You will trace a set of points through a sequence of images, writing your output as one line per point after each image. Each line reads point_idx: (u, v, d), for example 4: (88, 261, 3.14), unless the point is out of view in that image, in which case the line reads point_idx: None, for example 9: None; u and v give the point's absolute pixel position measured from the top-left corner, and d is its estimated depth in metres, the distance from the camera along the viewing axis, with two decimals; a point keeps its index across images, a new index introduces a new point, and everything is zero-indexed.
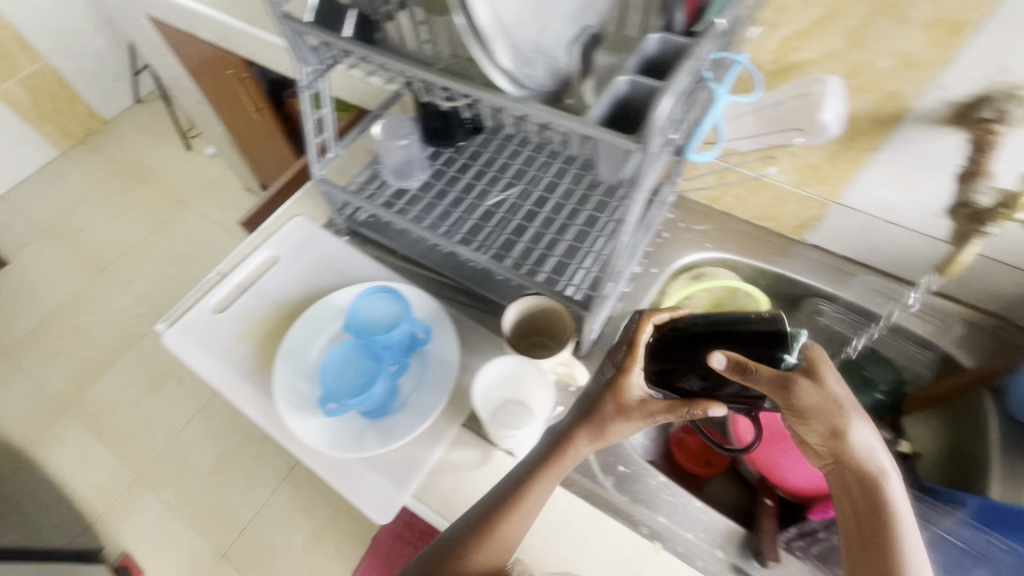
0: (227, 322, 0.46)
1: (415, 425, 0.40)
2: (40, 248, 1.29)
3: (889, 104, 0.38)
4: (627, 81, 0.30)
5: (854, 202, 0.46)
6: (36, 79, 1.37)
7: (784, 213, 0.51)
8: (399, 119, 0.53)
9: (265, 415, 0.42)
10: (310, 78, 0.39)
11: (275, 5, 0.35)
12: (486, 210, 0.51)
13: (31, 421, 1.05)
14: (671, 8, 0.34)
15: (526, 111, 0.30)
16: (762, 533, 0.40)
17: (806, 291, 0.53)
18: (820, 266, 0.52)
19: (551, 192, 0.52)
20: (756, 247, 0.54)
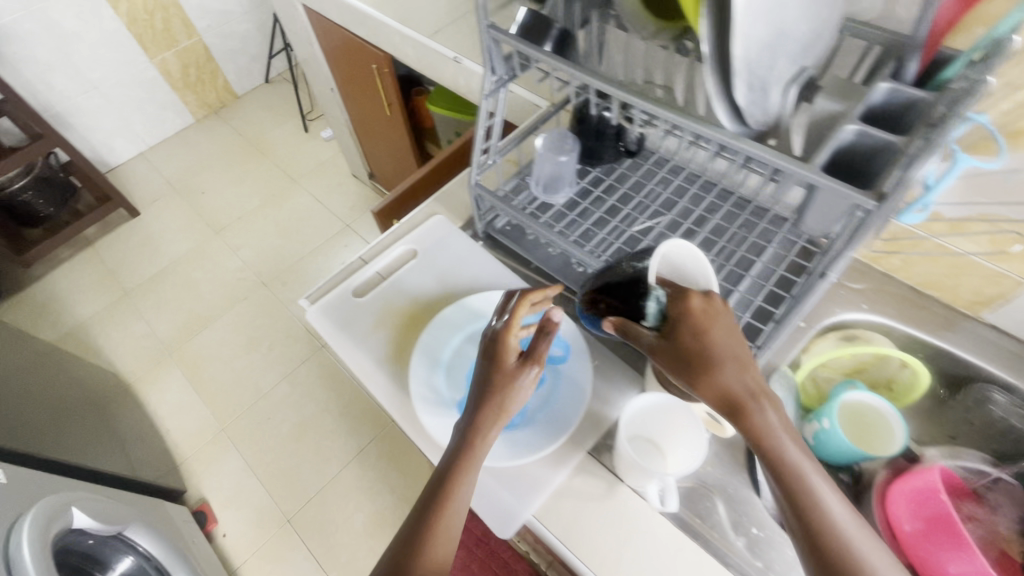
0: (366, 308, 0.48)
1: (542, 445, 0.39)
2: (167, 204, 1.42)
3: None
4: (855, 130, 0.27)
5: None
6: (188, 52, 1.51)
7: (961, 285, 0.44)
8: (560, 134, 0.49)
9: (395, 406, 0.42)
10: (493, 87, 0.40)
11: (485, 16, 0.35)
12: (632, 236, 0.47)
13: (139, 361, 1.15)
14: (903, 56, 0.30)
15: (741, 149, 0.29)
16: None
17: (975, 372, 0.44)
18: (996, 348, 0.44)
19: (704, 227, 0.47)
20: (918, 316, 0.47)
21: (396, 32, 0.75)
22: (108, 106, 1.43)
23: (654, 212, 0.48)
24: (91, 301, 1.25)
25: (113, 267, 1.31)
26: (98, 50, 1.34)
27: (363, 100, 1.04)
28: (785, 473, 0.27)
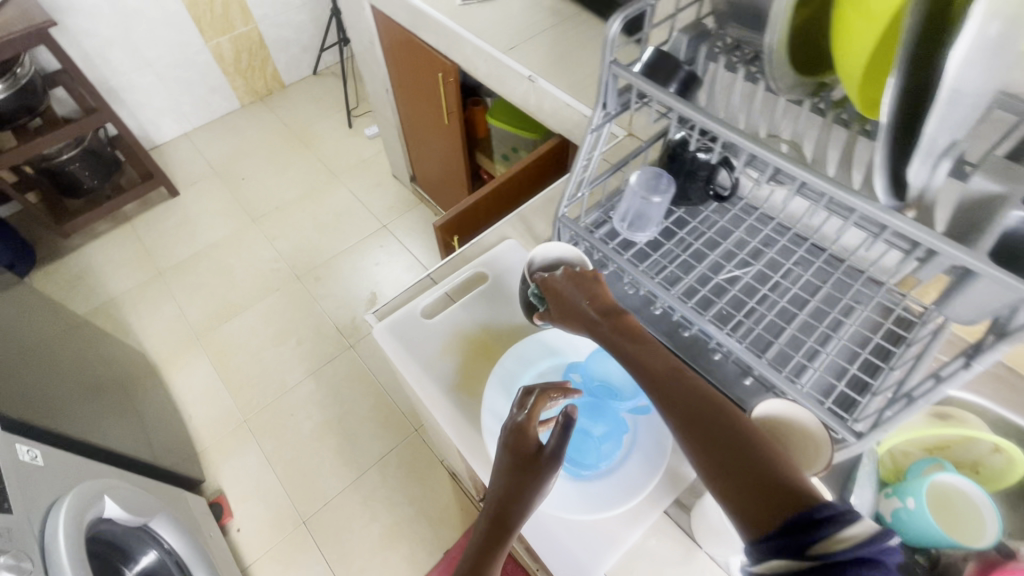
0: (435, 330, 0.46)
1: (620, 502, 0.36)
2: (208, 187, 1.42)
3: None
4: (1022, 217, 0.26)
5: None
6: (243, 38, 1.51)
7: None
8: (654, 174, 0.47)
9: (462, 439, 0.41)
10: (602, 121, 0.38)
11: (611, 50, 0.34)
12: (718, 283, 0.45)
13: (168, 342, 1.14)
14: None
15: (892, 224, 0.27)
16: None
17: None
18: None
19: (791, 282, 0.45)
20: (1010, 398, 0.46)
21: (471, 44, 0.75)
22: (160, 85, 1.44)
23: (740, 260, 0.46)
24: (124, 277, 1.25)
25: (149, 245, 1.31)
26: (157, 29, 1.35)
27: (419, 105, 1.04)
28: (669, 393, 0.28)
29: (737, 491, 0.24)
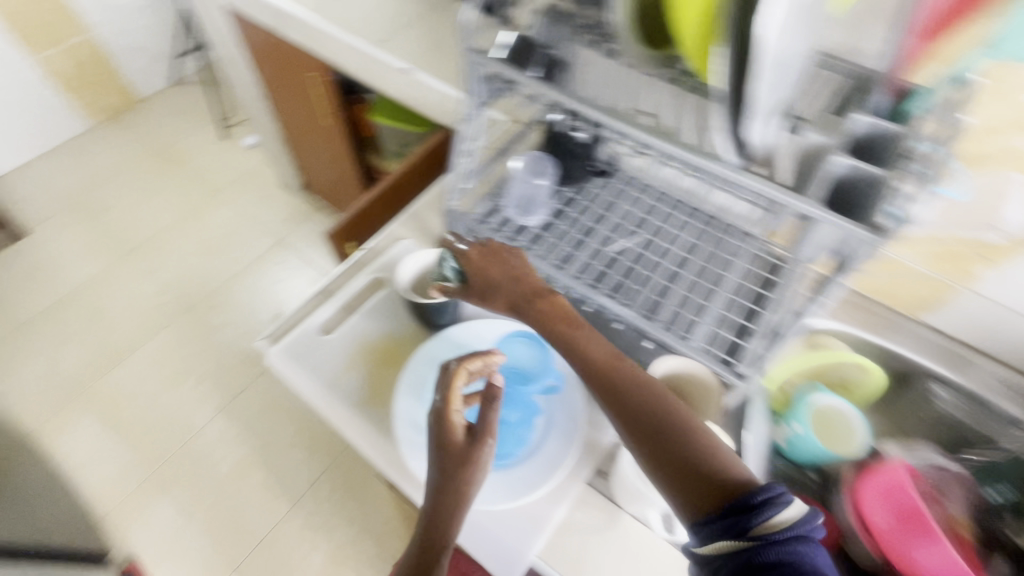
0: (335, 345, 0.44)
1: (541, 481, 0.37)
2: (63, 223, 1.25)
3: None
4: (846, 164, 0.28)
5: (987, 291, 0.44)
6: (78, 50, 1.33)
7: (904, 291, 0.49)
8: (539, 157, 0.49)
9: (379, 451, 0.40)
10: (474, 109, 0.39)
11: (467, 37, 0.35)
12: (610, 258, 0.46)
13: (41, 405, 1.00)
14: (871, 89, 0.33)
15: (741, 182, 0.30)
16: None
17: (917, 369, 0.48)
18: (935, 347, 0.49)
19: (676, 246, 0.48)
20: (868, 321, 0.51)
21: (337, 40, 0.71)
22: None
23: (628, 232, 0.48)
24: None
25: None
26: None
27: (295, 109, 0.98)
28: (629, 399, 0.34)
29: (680, 480, 0.31)
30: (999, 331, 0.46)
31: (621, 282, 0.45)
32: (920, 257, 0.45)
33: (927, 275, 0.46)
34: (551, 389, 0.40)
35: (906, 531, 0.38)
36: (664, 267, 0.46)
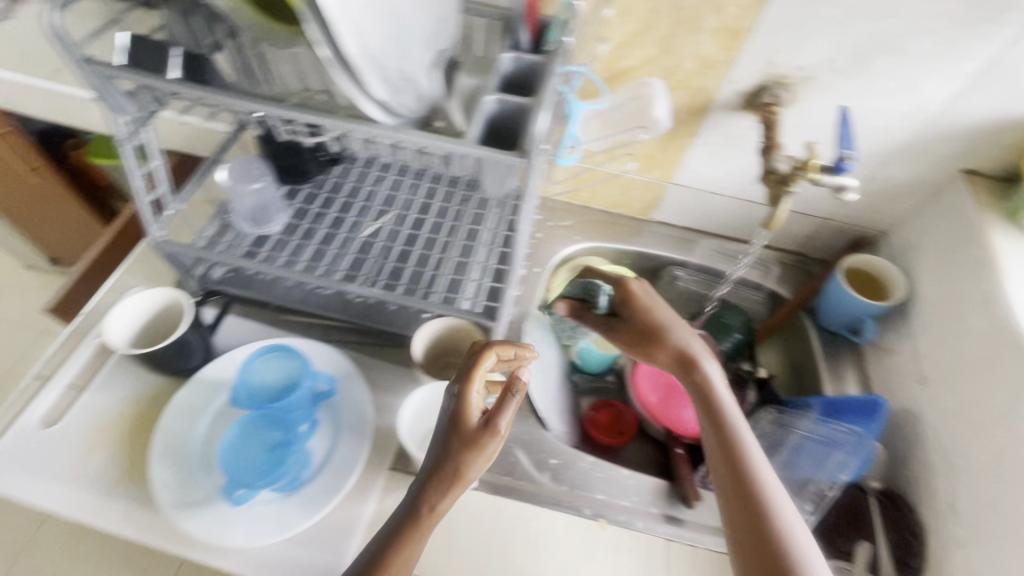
0: (75, 433, 0.45)
1: (325, 488, 0.43)
2: None
3: (697, 98, 0.54)
4: (495, 101, 0.34)
5: (685, 179, 0.64)
6: None
7: (631, 199, 0.68)
8: (246, 160, 0.49)
9: (144, 530, 0.41)
10: (128, 129, 0.37)
11: (70, 49, 0.31)
12: (362, 242, 0.50)
13: None
14: (515, 27, 0.39)
15: (402, 138, 0.33)
16: (682, 478, 0.52)
17: (664, 262, 0.69)
18: (668, 239, 0.69)
19: (424, 212, 0.53)
20: (613, 233, 0.70)
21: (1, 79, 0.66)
22: None
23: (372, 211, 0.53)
24: None
25: None
26: None
27: None
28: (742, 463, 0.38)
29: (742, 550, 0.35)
30: (698, 208, 0.67)
31: (374, 263, 0.49)
32: (636, 165, 0.63)
33: (645, 180, 0.65)
34: (317, 394, 0.46)
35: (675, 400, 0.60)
36: (412, 239, 0.51)
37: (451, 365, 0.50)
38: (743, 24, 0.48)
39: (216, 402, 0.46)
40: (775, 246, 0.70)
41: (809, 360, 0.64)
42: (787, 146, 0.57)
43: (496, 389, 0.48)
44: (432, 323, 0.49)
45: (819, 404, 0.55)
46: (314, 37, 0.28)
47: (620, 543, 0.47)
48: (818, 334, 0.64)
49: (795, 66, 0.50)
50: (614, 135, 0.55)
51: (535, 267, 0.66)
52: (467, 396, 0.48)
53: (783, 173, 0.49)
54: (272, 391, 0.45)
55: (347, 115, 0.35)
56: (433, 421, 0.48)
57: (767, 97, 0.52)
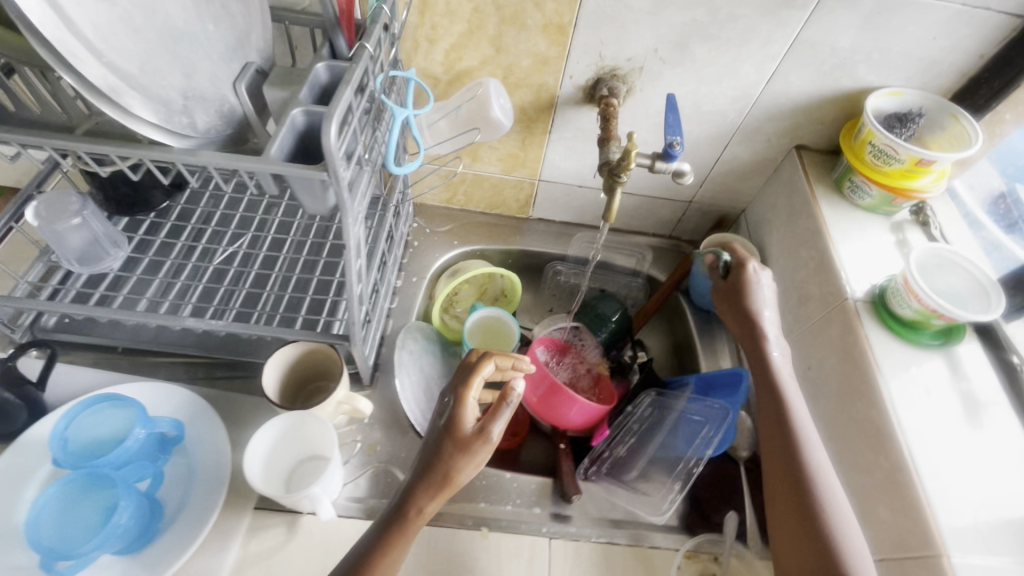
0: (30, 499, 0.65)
1: (184, 525, 0.66)
2: None
3: (539, 92, 0.82)
4: (301, 114, 0.57)
5: (563, 175, 0.97)
6: None
7: (507, 197, 1.04)
8: (67, 201, 0.75)
9: (147, 558, 0.64)
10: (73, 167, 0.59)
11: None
12: (207, 288, 0.82)
13: None
14: (336, 37, 0.66)
15: (276, 168, 0.54)
16: (566, 476, 0.78)
17: (547, 258, 1.07)
18: (548, 235, 1.08)
19: (249, 266, 0.86)
20: (490, 237, 1.06)
21: None
22: None
23: (220, 276, 0.85)
24: None
25: None
26: None
27: None
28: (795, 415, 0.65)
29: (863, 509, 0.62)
30: (568, 199, 1.03)
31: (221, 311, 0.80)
32: (496, 163, 0.96)
33: (486, 249, 1.06)
34: (136, 445, 0.63)
35: (560, 397, 0.81)
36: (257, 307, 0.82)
37: (312, 389, 0.77)
38: (671, 71, 0.77)
39: (41, 473, 0.67)
40: (658, 233, 1.09)
41: (686, 341, 1.01)
42: (621, 129, 0.85)
43: (352, 405, 0.73)
44: (277, 363, 0.72)
45: (695, 381, 0.87)
46: (63, 73, 0.45)
47: (499, 546, 0.72)
48: (696, 320, 1.00)
49: (624, 63, 0.76)
50: (452, 136, 0.79)
51: (412, 276, 0.99)
52: (311, 425, 0.69)
53: (612, 165, 0.70)
54: (103, 446, 0.63)
55: (126, 144, 0.52)
56: (286, 453, 0.70)
57: (604, 86, 0.79)
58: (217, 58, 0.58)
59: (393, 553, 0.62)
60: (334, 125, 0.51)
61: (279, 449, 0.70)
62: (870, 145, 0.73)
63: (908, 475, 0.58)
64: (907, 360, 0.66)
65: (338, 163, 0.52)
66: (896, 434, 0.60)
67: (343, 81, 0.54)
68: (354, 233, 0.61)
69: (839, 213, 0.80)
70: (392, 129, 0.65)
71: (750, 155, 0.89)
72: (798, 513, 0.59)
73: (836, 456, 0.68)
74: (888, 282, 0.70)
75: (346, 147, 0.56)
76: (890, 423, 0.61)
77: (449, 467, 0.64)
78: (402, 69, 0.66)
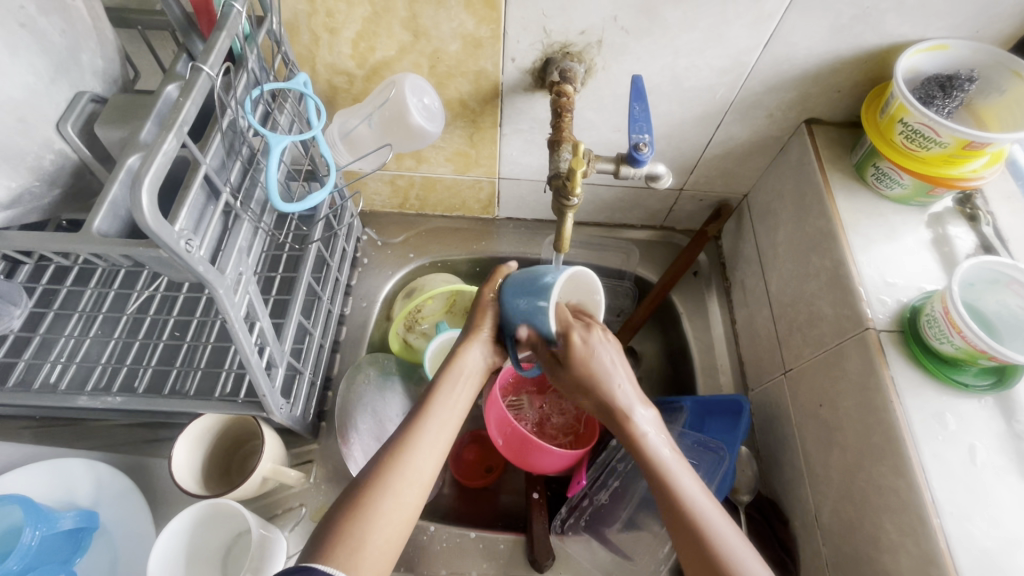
0: None
1: None
2: None
3: (478, 79, 0.66)
4: (136, 160, 0.43)
5: (527, 173, 0.82)
6: None
7: (467, 198, 0.89)
8: None
9: None
10: None
11: None
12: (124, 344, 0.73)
13: None
14: (189, 42, 0.51)
15: (101, 247, 0.42)
16: (536, 536, 0.68)
17: (519, 264, 0.93)
18: (519, 236, 0.94)
19: (170, 312, 0.76)
20: (452, 246, 0.93)
21: None
22: None
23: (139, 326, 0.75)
24: None
25: None
26: None
27: None
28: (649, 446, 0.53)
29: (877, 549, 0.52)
30: (536, 195, 0.87)
31: (139, 371, 0.71)
32: (447, 164, 0.80)
33: (446, 258, 0.92)
34: (33, 545, 0.56)
35: (529, 448, 0.69)
36: (181, 363, 0.73)
37: (243, 451, 0.69)
38: (639, 41, 0.59)
39: None
40: (647, 225, 0.93)
41: (679, 351, 0.88)
42: (585, 116, 0.69)
43: (275, 467, 0.64)
44: (181, 445, 0.62)
45: (690, 405, 0.76)
46: None
47: None
48: (689, 329, 0.86)
49: (577, 38, 0.60)
50: (375, 151, 0.65)
51: (363, 301, 0.87)
52: (216, 512, 0.61)
53: (562, 183, 0.55)
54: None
55: None
56: (196, 545, 0.60)
57: (556, 67, 0.62)
58: (23, 97, 0.44)
59: (415, 449, 0.52)
60: (152, 192, 0.38)
61: (191, 542, 0.60)
62: (901, 124, 0.57)
63: (943, 571, 0.46)
64: (941, 408, 0.52)
65: (172, 239, 0.40)
66: (929, 515, 0.48)
67: (165, 125, 0.41)
68: (233, 304, 0.49)
69: (860, 209, 0.64)
70: (272, 168, 0.50)
71: (750, 134, 0.72)
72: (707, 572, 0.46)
73: (851, 523, 0.56)
74: (923, 304, 0.56)
75: (187, 210, 0.43)
76: (922, 500, 0.48)
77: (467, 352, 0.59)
78: (283, 81, 0.51)
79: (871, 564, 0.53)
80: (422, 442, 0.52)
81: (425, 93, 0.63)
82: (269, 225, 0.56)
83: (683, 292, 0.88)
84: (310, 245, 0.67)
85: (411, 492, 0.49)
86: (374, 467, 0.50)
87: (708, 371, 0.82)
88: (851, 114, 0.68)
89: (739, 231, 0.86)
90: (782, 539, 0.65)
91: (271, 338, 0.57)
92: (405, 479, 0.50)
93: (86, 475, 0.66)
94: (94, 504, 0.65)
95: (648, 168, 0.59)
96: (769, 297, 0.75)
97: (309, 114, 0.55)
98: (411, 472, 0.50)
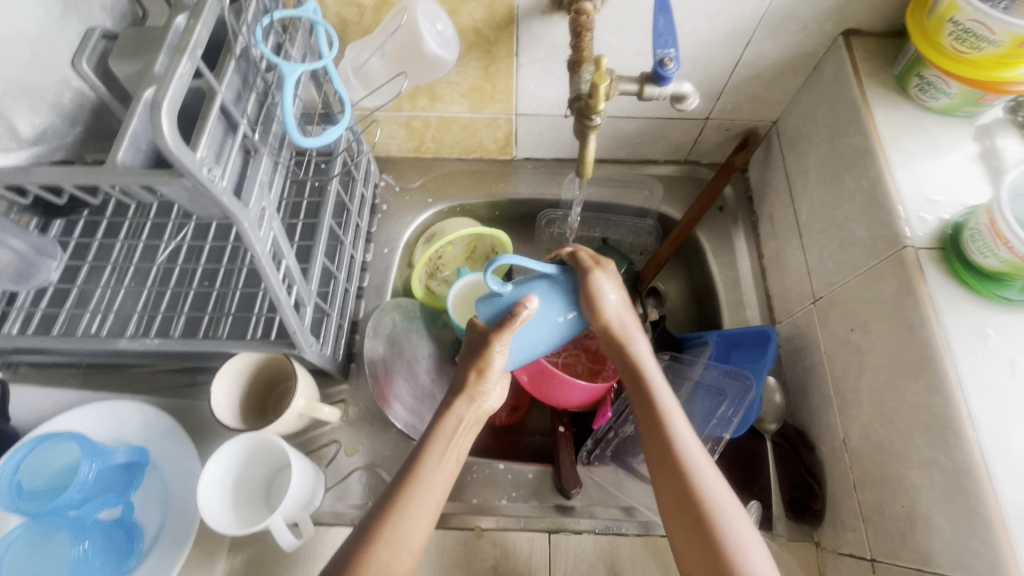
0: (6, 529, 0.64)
1: (164, 543, 0.64)
2: None
3: (490, 3, 0.62)
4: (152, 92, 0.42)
5: (546, 108, 0.79)
6: None
7: (485, 137, 0.87)
8: None
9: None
10: None
11: None
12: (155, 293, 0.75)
13: None
14: None
15: (128, 179, 0.42)
16: (563, 466, 0.70)
17: (539, 205, 0.92)
18: (539, 177, 0.92)
19: (198, 261, 0.78)
20: (470, 190, 0.91)
21: None
22: None
23: (170, 276, 0.77)
24: None
25: None
26: None
27: None
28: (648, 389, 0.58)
29: (909, 467, 0.52)
30: (554, 131, 0.84)
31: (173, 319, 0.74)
32: (464, 100, 0.78)
33: (463, 201, 0.91)
34: (88, 478, 0.59)
35: (554, 384, 0.70)
36: (210, 310, 0.75)
37: (278, 389, 0.72)
38: None
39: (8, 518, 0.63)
40: (669, 160, 0.90)
41: (703, 288, 0.86)
42: (605, 37, 0.65)
43: (308, 404, 0.65)
44: (218, 388, 0.65)
45: (717, 339, 0.75)
46: None
47: (490, 544, 0.68)
48: (714, 264, 0.84)
49: None
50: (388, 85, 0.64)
51: (385, 246, 0.87)
52: (256, 446, 0.64)
53: (584, 104, 0.54)
54: (58, 480, 0.60)
55: None
56: (232, 480, 0.63)
57: None
58: (34, 31, 0.44)
59: (404, 518, 0.52)
60: (172, 116, 0.38)
61: (228, 478, 0.63)
62: (950, 24, 0.53)
63: (977, 480, 0.46)
64: (981, 323, 0.51)
65: (195, 169, 0.40)
66: (965, 428, 0.47)
67: (177, 50, 0.40)
68: (259, 239, 0.49)
69: (900, 123, 0.60)
70: (290, 97, 0.49)
71: (782, 51, 0.68)
72: (694, 529, 0.50)
73: (882, 443, 0.55)
74: (967, 219, 0.53)
75: (208, 141, 0.42)
76: (957, 414, 0.47)
77: (459, 407, 0.60)
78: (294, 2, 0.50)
79: (902, 482, 0.53)
80: (417, 498, 0.54)
81: (438, 18, 0.61)
82: (289, 161, 0.56)
83: (708, 227, 0.86)
84: (330, 186, 0.67)
85: (398, 562, 0.51)
86: (370, 531, 0.52)
87: (735, 306, 0.81)
88: (892, 22, 0.64)
89: (767, 160, 0.82)
90: (809, 465, 0.65)
91: (298, 277, 0.58)
92: (393, 547, 0.51)
93: (138, 415, 0.69)
94: (145, 441, 0.69)
95: (673, 87, 0.56)
96: (799, 226, 0.72)
97: (321, 45, 0.53)
98: (401, 534, 0.52)
